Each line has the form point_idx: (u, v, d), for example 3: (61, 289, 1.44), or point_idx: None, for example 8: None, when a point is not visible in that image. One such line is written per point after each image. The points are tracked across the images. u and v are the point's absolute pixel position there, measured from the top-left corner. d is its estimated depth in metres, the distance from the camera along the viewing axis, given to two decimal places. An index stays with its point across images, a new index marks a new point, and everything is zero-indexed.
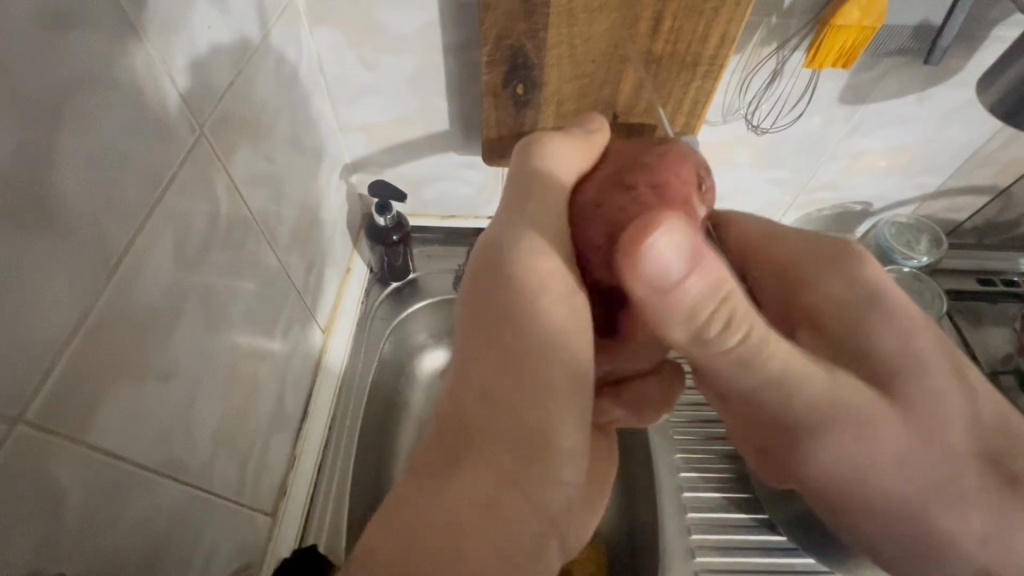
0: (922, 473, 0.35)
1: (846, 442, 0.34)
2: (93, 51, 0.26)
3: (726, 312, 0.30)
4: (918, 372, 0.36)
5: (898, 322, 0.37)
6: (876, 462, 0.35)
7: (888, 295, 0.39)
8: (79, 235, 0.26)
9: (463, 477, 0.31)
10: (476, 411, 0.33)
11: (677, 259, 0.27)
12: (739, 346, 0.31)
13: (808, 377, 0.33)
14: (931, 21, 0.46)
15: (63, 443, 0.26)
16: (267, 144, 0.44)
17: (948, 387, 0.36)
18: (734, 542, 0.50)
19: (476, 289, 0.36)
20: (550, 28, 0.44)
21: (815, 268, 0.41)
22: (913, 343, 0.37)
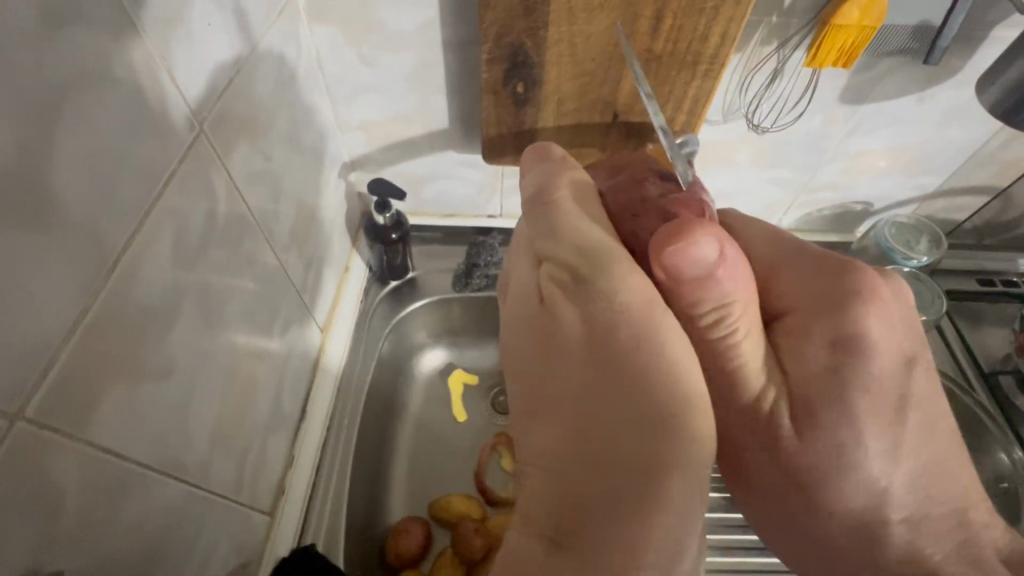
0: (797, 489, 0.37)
1: (746, 431, 0.37)
2: (90, 45, 0.25)
3: (719, 313, 0.32)
4: (836, 425, 0.34)
5: (858, 375, 0.34)
6: (763, 459, 0.38)
7: (865, 349, 0.34)
8: (78, 234, 0.26)
9: (603, 513, 0.27)
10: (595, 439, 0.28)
11: (705, 259, 0.30)
12: (721, 340, 0.33)
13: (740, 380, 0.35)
14: (931, 20, 0.46)
15: (61, 441, 0.26)
16: (265, 142, 0.43)
17: (867, 449, 0.34)
18: (735, 543, 0.52)
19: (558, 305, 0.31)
20: (549, 26, 0.43)
21: (806, 303, 0.36)
22: (846, 401, 0.34)
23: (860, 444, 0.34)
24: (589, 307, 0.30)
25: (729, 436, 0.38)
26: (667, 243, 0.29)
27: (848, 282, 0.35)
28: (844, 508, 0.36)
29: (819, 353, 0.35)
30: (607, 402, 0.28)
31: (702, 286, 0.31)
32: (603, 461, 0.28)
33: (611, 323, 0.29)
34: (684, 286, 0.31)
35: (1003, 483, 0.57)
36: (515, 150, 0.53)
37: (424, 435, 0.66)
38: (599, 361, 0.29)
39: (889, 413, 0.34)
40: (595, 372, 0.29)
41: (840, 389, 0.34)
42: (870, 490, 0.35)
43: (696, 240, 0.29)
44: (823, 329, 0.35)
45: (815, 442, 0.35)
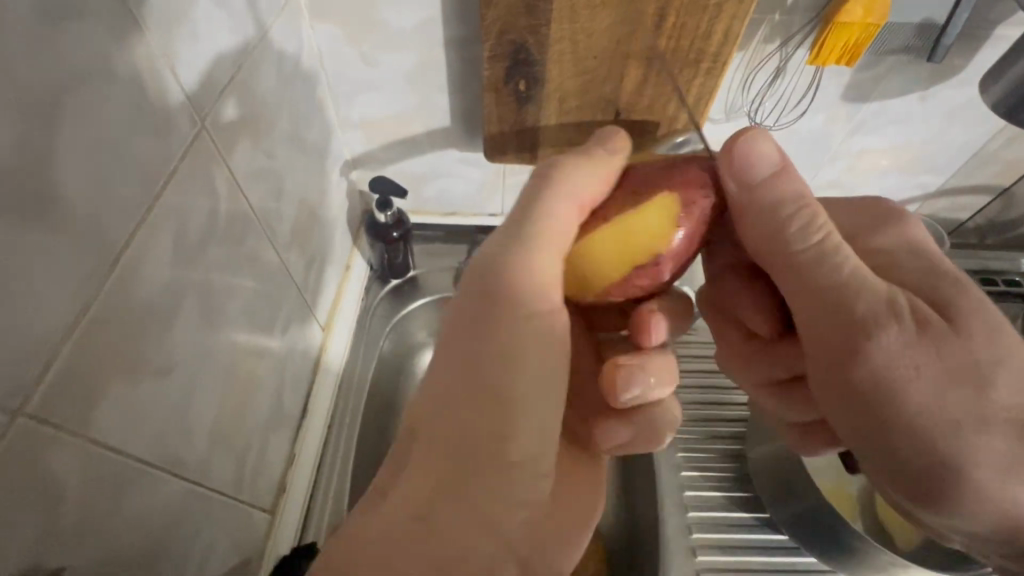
0: (963, 396, 0.33)
1: (885, 353, 0.33)
2: (92, 42, 0.25)
3: (808, 215, 0.33)
4: (974, 308, 0.34)
5: (953, 270, 0.36)
6: (919, 381, 0.33)
7: (934, 249, 0.37)
8: (79, 229, 0.26)
9: (449, 492, 0.33)
10: (439, 425, 0.34)
11: (773, 156, 0.32)
12: (817, 246, 0.33)
13: (852, 290, 0.33)
14: (934, 19, 0.46)
15: (61, 436, 0.26)
16: (268, 141, 0.43)
17: (1009, 333, 0.33)
18: (735, 542, 0.50)
19: (473, 304, 0.37)
20: (551, 23, 0.43)
21: (859, 232, 0.40)
22: (965, 289, 0.35)
23: (1005, 329, 0.33)
24: (492, 296, 0.36)
25: (874, 359, 0.33)
26: (737, 145, 0.32)
27: (882, 210, 0.40)
28: (1012, 417, 0.33)
29: (904, 258, 0.37)
30: (465, 405, 0.34)
31: (778, 184, 0.32)
32: (434, 446, 0.33)
33: (499, 343, 0.35)
34: (760, 188, 0.32)
35: None
36: (517, 148, 0.53)
37: None
38: (477, 370, 0.35)
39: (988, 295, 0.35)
40: (473, 375, 0.35)
41: (950, 277, 0.35)
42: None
43: (760, 133, 0.32)
44: (895, 244, 0.38)
45: (967, 332, 0.33)
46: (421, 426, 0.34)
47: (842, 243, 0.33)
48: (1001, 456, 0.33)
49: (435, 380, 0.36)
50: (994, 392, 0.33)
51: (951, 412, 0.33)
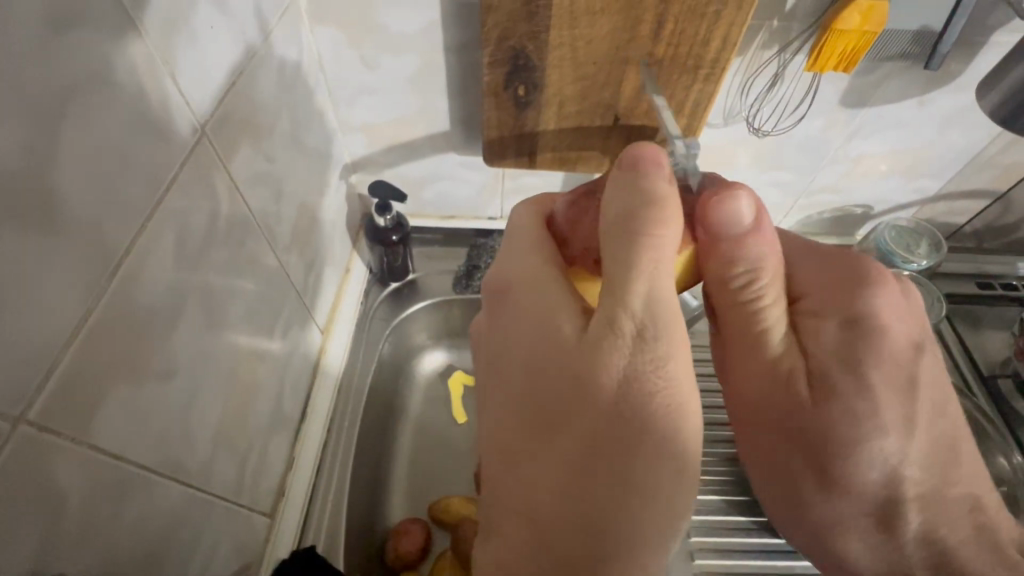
0: (818, 464, 0.38)
1: (771, 405, 0.38)
2: (93, 51, 0.25)
3: (750, 276, 0.33)
4: (851, 395, 0.35)
5: (871, 350, 0.35)
6: (788, 440, 0.38)
7: (880, 325, 0.35)
8: (81, 236, 0.26)
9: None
10: (558, 494, 0.27)
11: (748, 217, 0.31)
12: (746, 303, 0.35)
13: (752, 349, 0.37)
14: (931, 26, 0.46)
15: (65, 444, 0.26)
16: (268, 145, 0.43)
17: (881, 417, 0.35)
18: (734, 545, 0.50)
19: (558, 334, 0.29)
20: (551, 30, 0.44)
21: (822, 288, 0.37)
22: (866, 380, 0.35)
23: (880, 425, 0.35)
24: (604, 347, 0.27)
25: (753, 406, 0.39)
26: (713, 207, 0.31)
27: (852, 268, 0.37)
28: (862, 491, 0.38)
29: (834, 330, 0.36)
30: (591, 458, 0.27)
31: (739, 246, 0.32)
32: (575, 514, 0.27)
33: (620, 385, 0.27)
34: (724, 245, 0.32)
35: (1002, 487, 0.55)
36: (516, 153, 0.53)
37: (425, 436, 0.65)
38: (590, 418, 0.27)
39: (901, 380, 0.35)
40: (591, 423, 0.27)
41: (861, 357, 0.35)
42: (887, 465, 0.36)
43: (738, 195, 0.31)
44: (839, 313, 0.36)
45: (833, 410, 0.36)
46: (536, 489, 0.28)
47: (765, 307, 0.35)
48: (848, 514, 0.39)
49: (522, 427, 0.29)
50: (848, 473, 0.37)
51: (798, 465, 0.39)
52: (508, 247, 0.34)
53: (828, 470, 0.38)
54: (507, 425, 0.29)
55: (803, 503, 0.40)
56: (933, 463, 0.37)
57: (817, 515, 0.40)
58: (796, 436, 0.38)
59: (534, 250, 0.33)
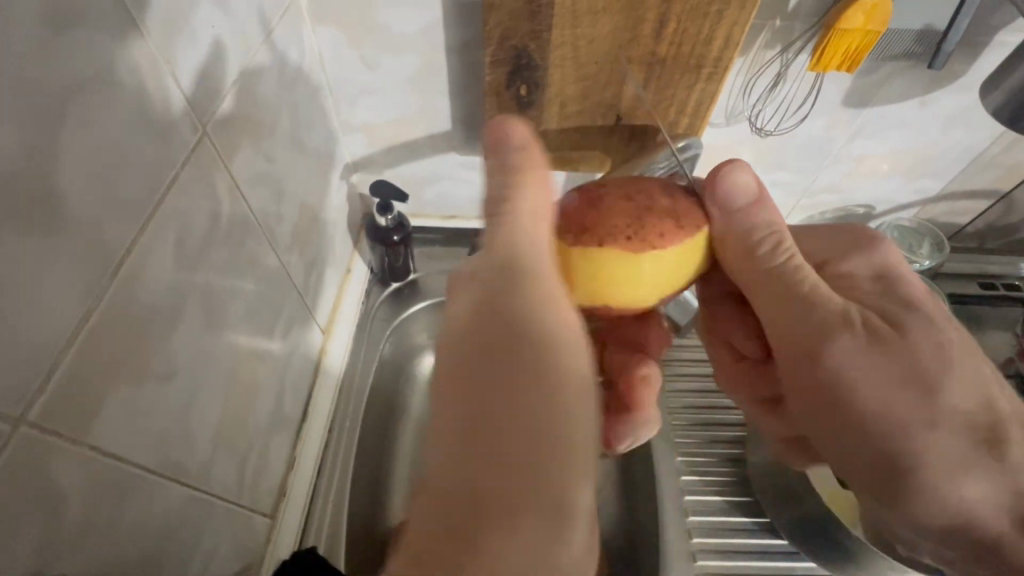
0: (920, 411, 0.34)
1: (848, 362, 0.34)
2: (94, 50, 0.25)
3: (778, 240, 0.34)
4: (926, 325, 0.35)
5: (909, 288, 0.36)
6: (874, 398, 0.34)
7: (900, 266, 0.38)
8: (81, 236, 0.26)
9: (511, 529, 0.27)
10: (477, 449, 0.28)
11: (748, 185, 0.33)
12: (782, 267, 0.34)
13: (818, 305, 0.34)
14: (935, 26, 0.46)
15: (65, 445, 0.26)
16: (269, 144, 0.43)
17: (956, 349, 0.35)
18: (736, 546, 0.50)
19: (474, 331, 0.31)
20: (553, 29, 0.43)
21: (833, 252, 0.40)
22: (920, 309, 0.36)
23: (954, 345, 0.35)
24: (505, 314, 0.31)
25: (838, 367, 0.34)
26: (719, 179, 0.33)
27: (851, 232, 0.40)
28: (970, 431, 0.34)
29: (868, 278, 0.38)
30: (497, 442, 0.28)
31: (752, 213, 0.33)
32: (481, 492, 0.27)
33: (510, 373, 0.30)
34: (738, 216, 0.33)
35: None
36: None
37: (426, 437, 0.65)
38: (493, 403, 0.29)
39: (945, 312, 0.37)
40: (489, 410, 0.29)
41: (907, 290, 0.36)
42: (975, 387, 0.35)
43: (737, 166, 0.33)
44: (867, 265, 0.38)
45: (919, 337, 0.34)
46: (454, 473, 0.27)
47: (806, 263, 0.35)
48: (968, 465, 0.34)
49: (450, 416, 0.29)
50: (949, 408, 0.34)
51: (901, 422, 0.34)
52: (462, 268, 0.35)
53: (932, 415, 0.34)
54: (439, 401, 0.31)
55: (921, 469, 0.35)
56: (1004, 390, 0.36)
57: (933, 478, 0.35)
58: (901, 377, 0.34)
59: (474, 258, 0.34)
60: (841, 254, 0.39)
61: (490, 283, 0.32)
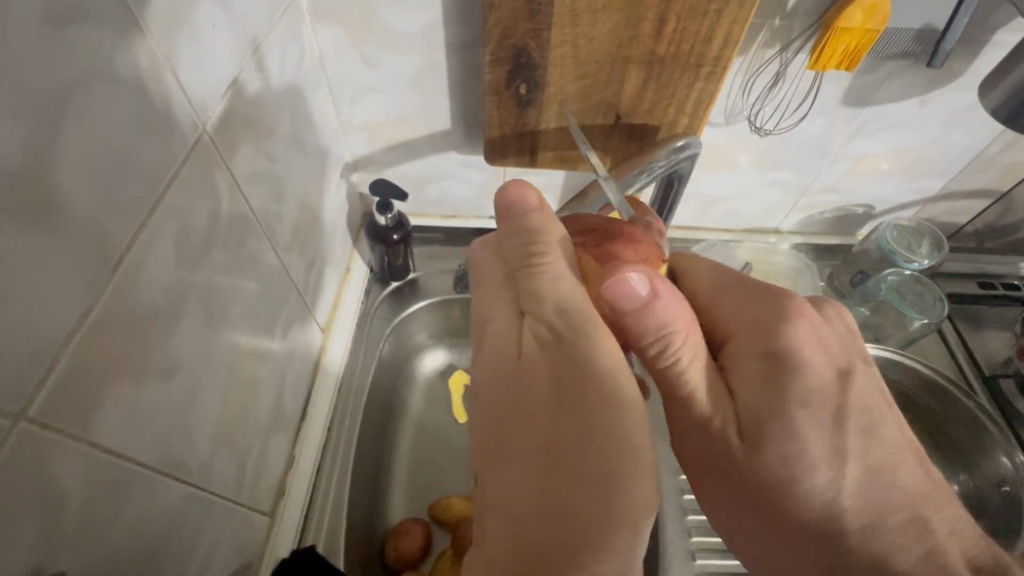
0: (763, 507, 0.36)
1: (703, 451, 0.37)
2: (94, 48, 0.25)
3: (664, 343, 0.34)
4: (784, 436, 0.34)
5: (797, 388, 0.34)
6: (725, 488, 0.37)
7: (802, 360, 0.35)
8: (81, 236, 0.26)
9: (590, 526, 0.28)
10: (552, 457, 0.30)
11: (640, 293, 0.32)
12: (665, 368, 0.35)
13: (681, 407, 0.37)
14: (934, 24, 0.46)
15: (65, 441, 0.26)
16: (270, 144, 0.43)
17: (815, 458, 0.34)
18: None
19: (526, 382, 0.32)
20: (553, 28, 0.43)
21: (747, 327, 0.37)
22: (789, 414, 0.34)
23: (809, 459, 0.34)
24: (564, 346, 0.32)
25: (690, 450, 0.38)
26: (611, 287, 0.32)
27: (778, 303, 0.37)
28: (806, 526, 0.36)
29: (756, 371, 0.36)
30: (579, 489, 0.29)
31: (636, 319, 0.33)
32: (569, 536, 0.28)
33: (582, 426, 0.30)
34: (626, 319, 0.33)
35: (1006, 487, 0.57)
36: (517, 151, 0.54)
37: (426, 437, 0.65)
38: (566, 453, 0.30)
39: (828, 423, 0.35)
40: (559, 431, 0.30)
41: (790, 398, 0.34)
42: (823, 500, 0.35)
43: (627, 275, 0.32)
44: (759, 360, 0.36)
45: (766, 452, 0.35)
46: (537, 483, 0.30)
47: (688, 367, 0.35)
48: (796, 551, 0.36)
49: (526, 462, 0.30)
50: (788, 511, 0.36)
51: (744, 509, 0.37)
52: (479, 301, 0.37)
53: (774, 512, 0.36)
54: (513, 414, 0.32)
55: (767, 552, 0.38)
56: (872, 476, 0.36)
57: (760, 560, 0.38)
58: (741, 485, 0.36)
59: (502, 294, 0.36)
60: (744, 331, 0.37)
61: (541, 328, 0.33)
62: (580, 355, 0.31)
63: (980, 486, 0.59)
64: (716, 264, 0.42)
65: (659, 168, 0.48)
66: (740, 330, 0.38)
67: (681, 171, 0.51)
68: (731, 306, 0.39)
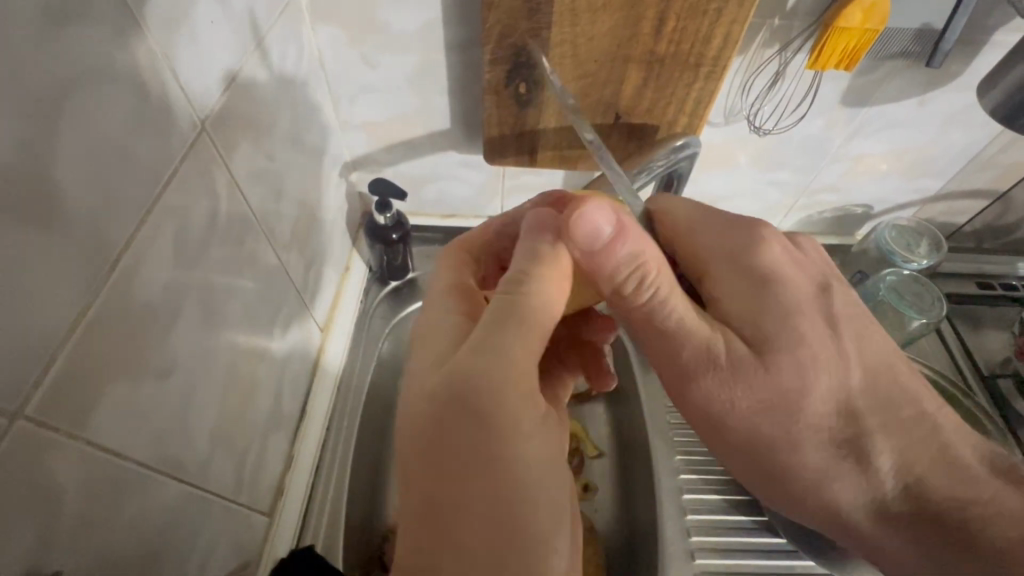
0: (784, 422, 0.38)
1: (717, 383, 0.37)
2: (91, 44, 0.25)
3: (637, 277, 0.37)
4: (790, 344, 0.37)
5: (785, 300, 0.38)
6: (749, 419, 0.38)
7: (784, 275, 0.39)
8: (81, 233, 0.26)
9: (484, 506, 0.30)
10: (455, 447, 0.31)
11: (604, 229, 0.36)
12: (644, 304, 0.38)
13: (675, 340, 0.37)
14: (933, 24, 0.46)
15: (61, 439, 0.26)
16: (269, 143, 0.43)
17: (820, 356, 0.37)
18: (735, 545, 0.51)
19: (446, 386, 0.32)
20: (552, 27, 0.43)
21: (721, 255, 0.40)
22: (792, 321, 0.37)
23: (814, 360, 0.37)
24: (481, 353, 0.32)
25: (702, 390, 0.38)
26: (576, 226, 0.36)
27: (747, 227, 0.40)
28: (823, 428, 0.38)
29: (744, 287, 0.38)
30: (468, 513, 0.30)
31: (605, 254, 0.36)
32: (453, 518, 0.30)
33: (475, 422, 0.31)
34: (597, 256, 0.37)
35: None
36: (516, 151, 0.54)
37: None
38: (457, 452, 0.31)
39: (824, 325, 0.38)
40: (466, 425, 0.31)
41: (785, 310, 0.37)
42: (835, 404, 0.38)
43: (588, 211, 0.36)
44: (747, 281, 0.39)
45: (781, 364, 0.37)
46: (437, 469, 0.31)
47: (670, 297, 0.37)
48: (820, 460, 0.39)
49: (429, 453, 0.31)
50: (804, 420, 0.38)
51: (769, 432, 0.38)
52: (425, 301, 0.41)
53: (795, 426, 0.38)
54: (428, 415, 0.32)
55: (773, 471, 0.40)
56: (867, 373, 0.39)
57: (823, 488, 0.40)
58: (764, 405, 0.37)
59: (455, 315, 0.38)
60: (725, 258, 0.40)
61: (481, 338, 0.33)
62: (497, 368, 0.31)
63: None
64: (681, 202, 0.44)
65: (658, 167, 0.48)
66: (728, 257, 0.40)
67: (680, 171, 0.51)
68: (708, 243, 0.41)
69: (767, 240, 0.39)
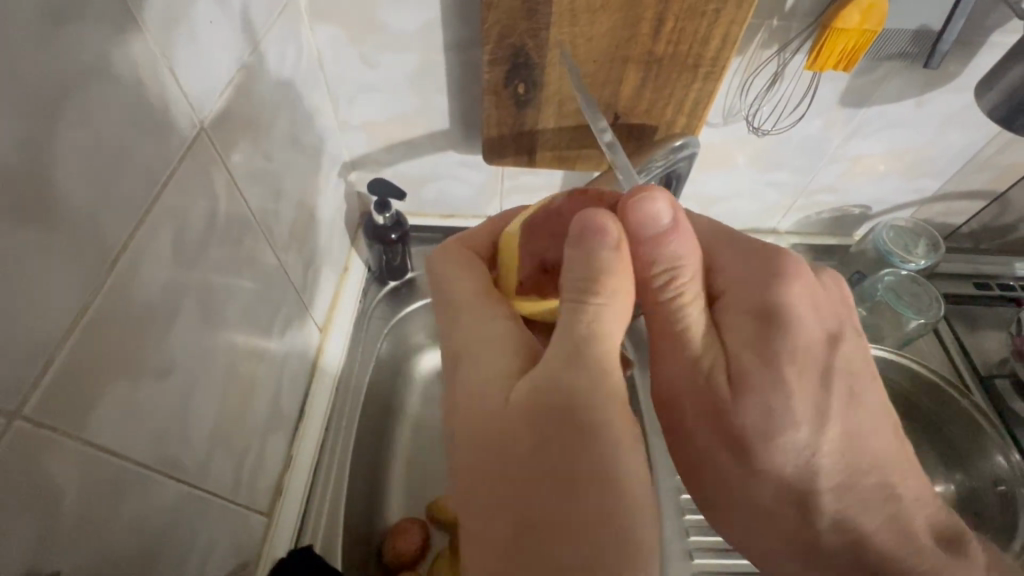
0: (738, 455, 0.37)
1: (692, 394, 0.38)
2: (89, 45, 0.25)
3: (670, 273, 0.36)
4: (767, 390, 0.35)
5: (781, 346, 0.36)
6: (711, 440, 0.38)
7: (794, 316, 0.36)
8: (79, 233, 0.26)
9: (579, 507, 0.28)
10: (541, 450, 0.29)
11: (661, 217, 0.34)
12: (665, 301, 0.37)
13: (672, 342, 0.38)
14: (931, 25, 0.46)
15: (60, 439, 0.26)
16: (268, 143, 0.43)
17: (798, 409, 0.35)
18: (733, 545, 0.51)
19: (523, 393, 0.31)
20: (551, 28, 0.43)
21: (739, 282, 0.39)
22: (778, 369, 0.35)
23: (789, 412, 0.35)
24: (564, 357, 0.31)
25: (675, 397, 0.39)
26: (636, 209, 0.34)
27: (773, 259, 0.39)
28: (778, 476, 0.37)
29: (744, 322, 0.37)
30: (591, 534, 0.28)
31: (658, 242, 0.35)
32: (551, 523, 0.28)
33: (565, 420, 0.29)
34: (644, 243, 0.35)
35: (1001, 486, 0.57)
36: (515, 151, 0.54)
37: (422, 436, 0.65)
38: (547, 455, 0.29)
39: (816, 378, 0.36)
40: (550, 429, 0.29)
41: (772, 357, 0.36)
42: (798, 458, 0.36)
43: (651, 196, 0.34)
44: (749, 310, 0.37)
45: (746, 407, 0.36)
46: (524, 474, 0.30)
47: (688, 305, 0.37)
48: (769, 500, 0.38)
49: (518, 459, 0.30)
50: (758, 462, 0.37)
51: (721, 457, 0.38)
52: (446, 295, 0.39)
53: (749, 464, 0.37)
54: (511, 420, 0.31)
55: (722, 496, 0.40)
56: (846, 441, 0.37)
57: (767, 524, 0.40)
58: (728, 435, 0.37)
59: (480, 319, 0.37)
60: (738, 288, 0.39)
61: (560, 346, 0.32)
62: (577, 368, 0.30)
63: (975, 485, 0.60)
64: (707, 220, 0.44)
65: (657, 167, 0.48)
66: (735, 288, 0.39)
67: (679, 171, 0.51)
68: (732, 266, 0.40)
69: (788, 278, 0.37)
